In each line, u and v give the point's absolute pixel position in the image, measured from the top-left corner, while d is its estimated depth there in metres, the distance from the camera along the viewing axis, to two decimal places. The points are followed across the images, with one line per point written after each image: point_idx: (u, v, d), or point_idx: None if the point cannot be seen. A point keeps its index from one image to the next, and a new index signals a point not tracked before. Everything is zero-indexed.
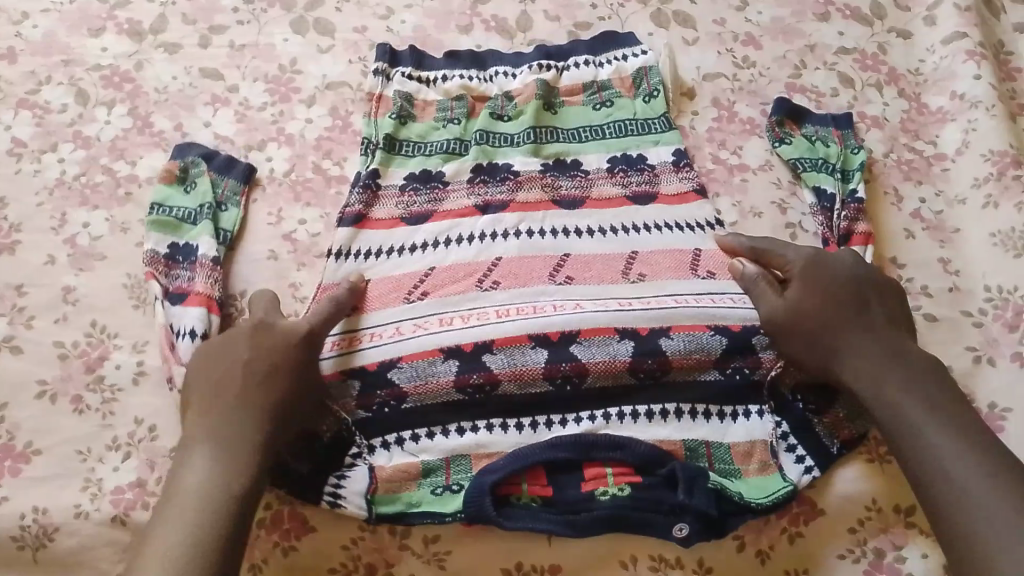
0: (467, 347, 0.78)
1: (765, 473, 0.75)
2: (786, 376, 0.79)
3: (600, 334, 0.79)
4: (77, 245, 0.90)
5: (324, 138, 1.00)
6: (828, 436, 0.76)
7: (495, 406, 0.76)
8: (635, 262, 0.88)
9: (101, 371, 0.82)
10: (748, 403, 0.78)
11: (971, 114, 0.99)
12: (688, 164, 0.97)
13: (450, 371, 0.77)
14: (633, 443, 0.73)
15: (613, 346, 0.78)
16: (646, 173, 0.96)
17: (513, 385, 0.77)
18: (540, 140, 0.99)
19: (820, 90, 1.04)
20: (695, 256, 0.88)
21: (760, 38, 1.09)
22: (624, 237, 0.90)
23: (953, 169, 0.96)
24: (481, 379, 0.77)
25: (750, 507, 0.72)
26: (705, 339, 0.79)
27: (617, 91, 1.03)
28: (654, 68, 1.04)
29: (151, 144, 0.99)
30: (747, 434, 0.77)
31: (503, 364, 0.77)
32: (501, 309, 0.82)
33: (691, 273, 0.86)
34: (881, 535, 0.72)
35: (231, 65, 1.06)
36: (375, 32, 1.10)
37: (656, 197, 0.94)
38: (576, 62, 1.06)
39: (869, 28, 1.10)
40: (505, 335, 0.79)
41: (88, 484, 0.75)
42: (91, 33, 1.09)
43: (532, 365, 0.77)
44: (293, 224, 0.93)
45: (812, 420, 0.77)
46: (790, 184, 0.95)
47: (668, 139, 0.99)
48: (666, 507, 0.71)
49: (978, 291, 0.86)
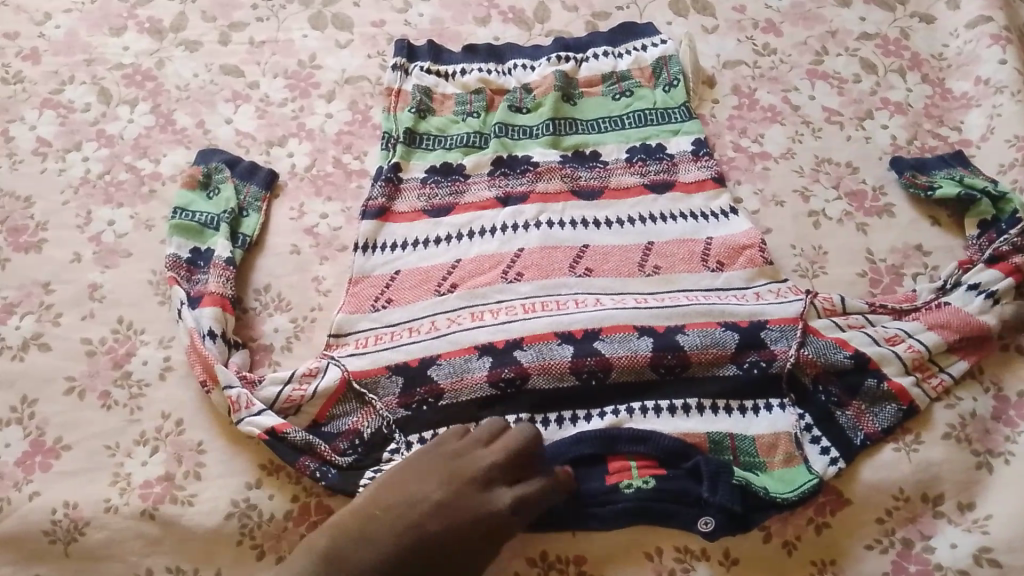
0: (500, 343, 0.79)
1: (790, 465, 0.74)
2: (806, 367, 0.78)
3: (621, 331, 0.79)
4: (102, 242, 0.91)
5: (344, 132, 1.00)
6: (852, 426, 0.75)
7: (522, 401, 0.76)
8: (652, 253, 0.88)
9: (128, 367, 0.83)
10: (770, 396, 0.77)
11: (995, 99, 0.97)
12: (709, 154, 0.96)
13: (484, 366, 0.77)
14: (656, 435, 0.73)
15: (633, 342, 0.78)
16: (664, 162, 0.96)
17: (542, 378, 0.77)
18: (559, 132, 0.99)
19: (842, 76, 1.03)
20: (706, 246, 0.88)
21: (780, 24, 1.08)
22: (639, 229, 0.90)
23: (978, 155, 0.95)
24: (512, 373, 0.77)
25: (776, 503, 0.70)
26: (718, 335, 0.79)
27: (637, 81, 1.03)
28: (674, 57, 1.03)
29: (174, 141, 1.00)
30: (770, 427, 0.76)
31: (533, 358, 0.77)
32: (523, 305, 0.83)
33: (702, 265, 0.87)
34: (909, 525, 0.72)
35: (250, 61, 1.07)
36: (393, 26, 1.10)
37: (673, 188, 0.93)
38: (595, 53, 1.05)
39: (891, 13, 1.09)
40: (533, 332, 0.79)
41: (116, 478, 0.76)
42: (112, 32, 1.10)
43: (559, 359, 0.77)
44: (315, 218, 0.93)
45: (836, 413, 0.76)
46: (813, 170, 0.94)
47: (689, 129, 0.98)
48: (691, 499, 0.71)
49: None
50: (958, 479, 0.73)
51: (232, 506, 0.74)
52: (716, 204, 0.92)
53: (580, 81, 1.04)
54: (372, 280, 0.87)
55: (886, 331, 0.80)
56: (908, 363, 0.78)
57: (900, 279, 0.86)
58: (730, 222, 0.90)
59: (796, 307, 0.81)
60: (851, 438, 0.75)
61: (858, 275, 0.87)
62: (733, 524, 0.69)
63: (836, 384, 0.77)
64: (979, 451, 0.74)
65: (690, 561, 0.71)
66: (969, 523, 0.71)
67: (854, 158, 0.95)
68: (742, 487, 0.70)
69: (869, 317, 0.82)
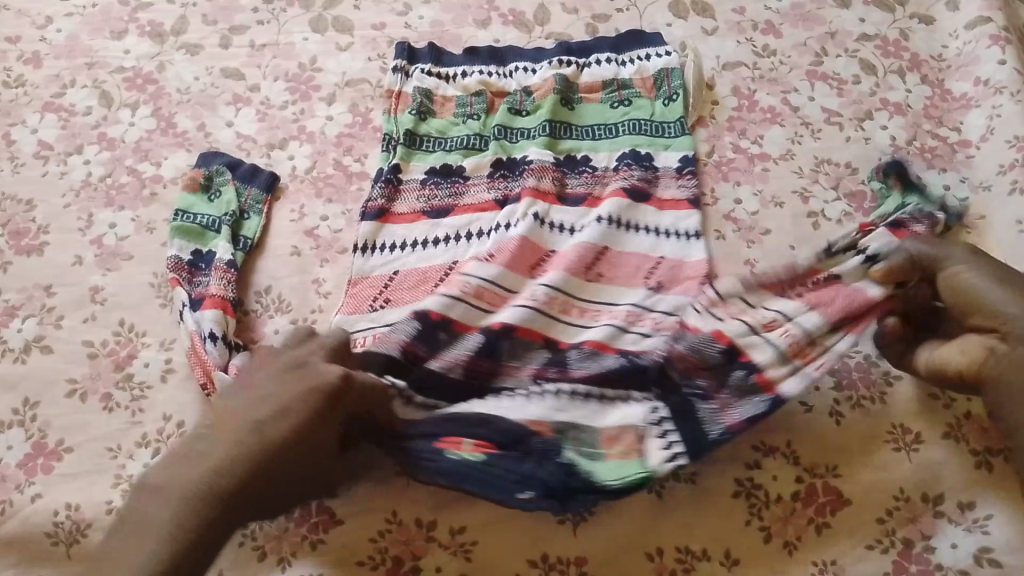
0: (433, 313, 0.79)
1: (628, 457, 0.70)
2: (677, 363, 0.76)
3: (529, 337, 0.79)
4: (103, 245, 0.91)
5: (345, 134, 1.00)
6: (712, 419, 0.72)
7: (414, 375, 0.75)
8: (603, 260, 0.88)
9: (130, 369, 0.83)
10: (636, 392, 0.75)
11: (995, 99, 0.98)
12: (694, 172, 0.95)
13: (409, 330, 0.77)
14: (499, 420, 0.70)
15: (534, 353, 0.78)
16: (648, 173, 0.96)
17: (439, 364, 0.76)
18: (556, 135, 0.99)
19: (842, 77, 1.03)
20: (657, 264, 0.88)
21: (780, 26, 1.08)
22: (610, 229, 0.90)
23: (978, 156, 0.95)
24: (419, 349, 0.76)
25: (599, 488, 0.68)
26: (607, 359, 0.77)
27: (637, 91, 1.03)
28: (677, 69, 1.03)
29: (175, 144, 1.00)
30: (621, 420, 0.73)
31: (447, 345, 0.77)
32: (475, 287, 0.82)
33: (643, 282, 0.86)
34: (910, 525, 0.72)
35: (251, 64, 1.07)
36: (393, 28, 1.11)
37: (649, 201, 0.93)
38: (598, 59, 1.05)
39: (890, 13, 1.09)
40: (461, 318, 0.79)
41: (118, 480, 0.76)
42: (113, 36, 1.10)
43: (462, 351, 0.77)
44: (315, 220, 0.93)
45: (696, 403, 0.73)
46: (812, 171, 0.95)
47: (681, 144, 0.98)
48: (512, 475, 0.68)
49: None
50: (958, 478, 0.73)
51: None
52: (684, 223, 0.91)
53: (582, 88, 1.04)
54: (371, 281, 0.88)
55: (767, 317, 0.78)
56: (784, 348, 0.75)
57: None
58: (690, 244, 0.90)
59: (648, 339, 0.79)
60: (709, 430, 0.71)
61: None
62: (551, 498, 0.68)
63: (704, 378, 0.75)
64: (977, 450, 0.75)
65: (691, 561, 0.71)
66: (970, 523, 0.72)
67: (853, 158, 0.96)
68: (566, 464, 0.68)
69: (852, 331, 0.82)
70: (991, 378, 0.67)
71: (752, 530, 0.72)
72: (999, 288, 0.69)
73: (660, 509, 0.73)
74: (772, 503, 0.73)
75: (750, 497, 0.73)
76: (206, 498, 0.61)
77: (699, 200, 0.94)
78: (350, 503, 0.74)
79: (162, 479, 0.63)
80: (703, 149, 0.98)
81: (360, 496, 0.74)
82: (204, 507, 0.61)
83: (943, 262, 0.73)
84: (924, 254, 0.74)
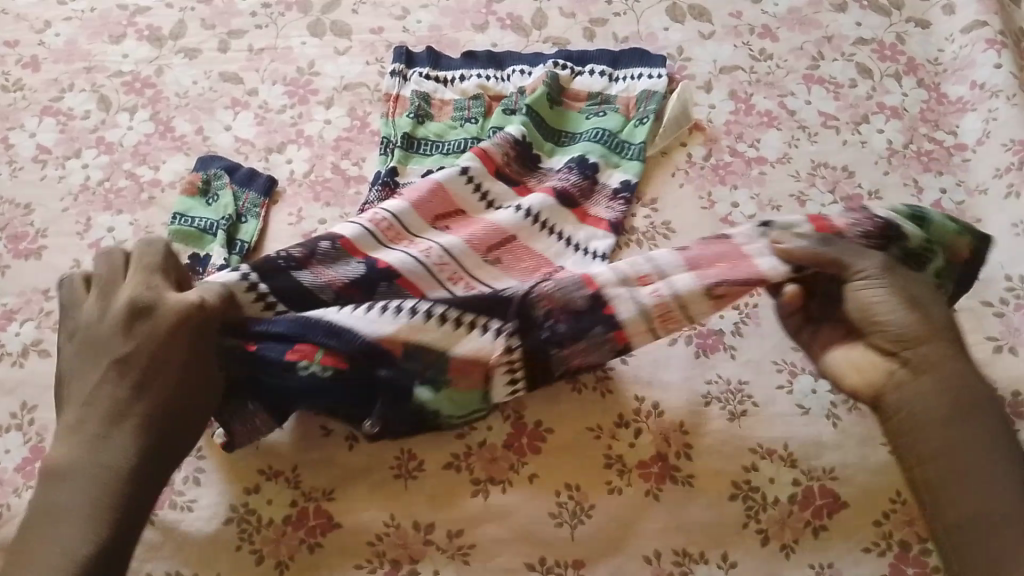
0: (343, 241, 0.78)
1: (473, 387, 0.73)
2: (542, 301, 0.74)
3: (411, 291, 0.78)
4: (102, 249, 0.91)
5: (343, 138, 1.01)
6: (547, 327, 0.74)
7: (287, 290, 0.75)
8: (507, 247, 0.86)
9: None
10: (493, 317, 0.73)
11: (991, 103, 0.98)
12: (630, 199, 0.94)
13: (316, 244, 0.77)
14: (349, 333, 0.70)
15: (406, 300, 0.74)
16: (588, 183, 0.94)
17: (314, 281, 0.76)
18: (533, 123, 0.98)
19: (838, 80, 1.03)
20: (556, 269, 0.86)
21: (777, 30, 1.09)
22: (525, 221, 0.88)
23: (974, 160, 0.95)
24: (302, 257, 0.76)
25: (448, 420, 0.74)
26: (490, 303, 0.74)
27: (617, 107, 1.01)
28: (659, 94, 1.01)
29: (174, 148, 1.00)
30: (474, 349, 0.72)
31: (337, 271, 0.77)
32: (386, 223, 0.82)
33: (535, 279, 0.84)
34: (907, 528, 0.72)
35: (249, 68, 1.07)
36: (391, 33, 1.11)
37: (575, 211, 0.92)
38: (592, 70, 1.05)
39: (887, 17, 1.09)
40: (360, 246, 0.79)
41: None
42: (112, 40, 1.10)
43: (344, 278, 0.77)
44: (313, 224, 0.93)
45: (541, 324, 0.74)
46: (809, 174, 0.95)
47: (630, 167, 0.96)
48: (352, 390, 0.71)
49: (998, 280, 0.85)
50: None
51: (230, 511, 0.74)
52: (595, 244, 0.89)
53: (568, 92, 1.03)
54: None
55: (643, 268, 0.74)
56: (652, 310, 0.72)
57: None
58: (591, 262, 0.88)
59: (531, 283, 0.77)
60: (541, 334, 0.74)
61: None
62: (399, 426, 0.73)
63: (566, 323, 0.73)
64: None
65: (689, 564, 0.71)
66: None
67: (850, 162, 0.96)
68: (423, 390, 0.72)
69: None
70: (897, 400, 0.66)
71: (749, 533, 0.72)
72: (904, 309, 0.67)
73: (657, 511, 0.73)
74: (769, 505, 0.73)
75: (747, 500, 0.73)
76: (125, 483, 0.64)
77: (697, 203, 0.94)
78: (348, 505, 0.74)
79: (67, 465, 0.64)
80: (700, 153, 0.98)
81: (358, 498, 0.74)
82: (128, 489, 0.64)
83: (855, 270, 0.68)
84: (837, 255, 0.69)
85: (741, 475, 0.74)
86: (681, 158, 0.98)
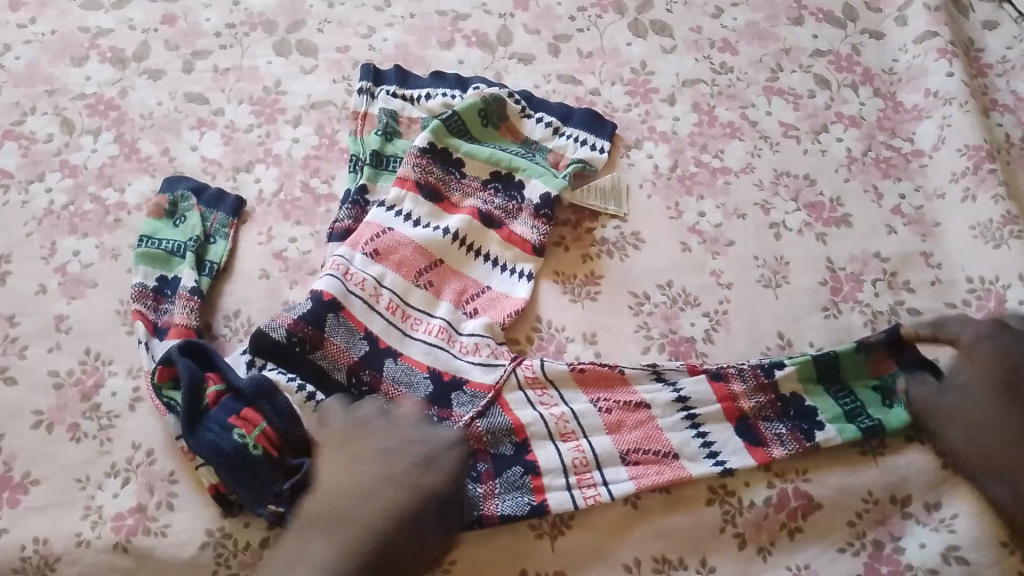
0: (328, 296, 0.82)
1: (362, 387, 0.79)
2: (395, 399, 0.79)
3: (413, 364, 0.82)
4: (67, 273, 0.90)
5: (312, 156, 1.01)
6: (474, 503, 0.73)
7: (301, 365, 0.79)
8: (435, 270, 0.89)
9: (97, 399, 0.81)
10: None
11: (945, 110, 1.01)
12: (549, 215, 0.94)
13: (302, 311, 0.81)
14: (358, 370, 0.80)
15: (355, 341, 0.81)
16: (512, 201, 0.96)
17: (323, 355, 0.80)
18: (449, 128, 0.99)
19: (797, 91, 1.06)
20: (481, 291, 0.90)
21: (736, 43, 1.11)
22: (447, 241, 0.91)
23: (931, 164, 0.99)
24: (309, 334, 0.80)
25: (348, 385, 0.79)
26: (416, 379, 0.81)
27: (547, 157, 1.01)
28: (590, 164, 0.99)
29: (139, 170, 0.99)
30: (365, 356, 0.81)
31: (339, 336, 0.81)
32: (362, 280, 0.85)
33: (459, 308, 0.88)
34: (879, 527, 0.74)
35: (215, 89, 1.07)
36: (357, 51, 1.11)
37: (499, 230, 0.93)
38: (540, 117, 1.04)
39: (842, 29, 1.12)
40: (353, 313, 0.83)
41: (88, 511, 0.75)
42: (75, 62, 1.09)
43: (350, 352, 0.81)
44: (283, 242, 0.93)
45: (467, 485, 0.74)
46: (772, 183, 0.97)
47: (551, 181, 0.97)
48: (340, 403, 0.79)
49: (959, 282, 0.89)
50: (925, 480, 0.76)
51: (206, 535, 0.73)
52: (520, 263, 0.91)
53: (506, 121, 1.03)
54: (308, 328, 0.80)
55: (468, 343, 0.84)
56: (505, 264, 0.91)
57: (860, 286, 0.89)
58: (517, 283, 0.90)
59: (498, 372, 0.81)
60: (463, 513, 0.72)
61: (819, 283, 0.89)
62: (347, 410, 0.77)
63: (489, 461, 0.76)
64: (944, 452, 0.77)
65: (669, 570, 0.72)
66: (936, 523, 0.74)
67: (812, 170, 0.98)
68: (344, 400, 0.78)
69: (812, 342, 0.85)
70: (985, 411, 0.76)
71: (727, 536, 0.74)
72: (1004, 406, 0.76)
73: (637, 519, 0.74)
74: (745, 509, 0.75)
75: (724, 503, 0.75)
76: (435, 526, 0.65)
77: (664, 213, 0.95)
78: None
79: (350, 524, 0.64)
80: (666, 163, 1.00)
81: None
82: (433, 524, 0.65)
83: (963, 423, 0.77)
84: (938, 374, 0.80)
85: (717, 478, 0.76)
86: (646, 170, 0.99)
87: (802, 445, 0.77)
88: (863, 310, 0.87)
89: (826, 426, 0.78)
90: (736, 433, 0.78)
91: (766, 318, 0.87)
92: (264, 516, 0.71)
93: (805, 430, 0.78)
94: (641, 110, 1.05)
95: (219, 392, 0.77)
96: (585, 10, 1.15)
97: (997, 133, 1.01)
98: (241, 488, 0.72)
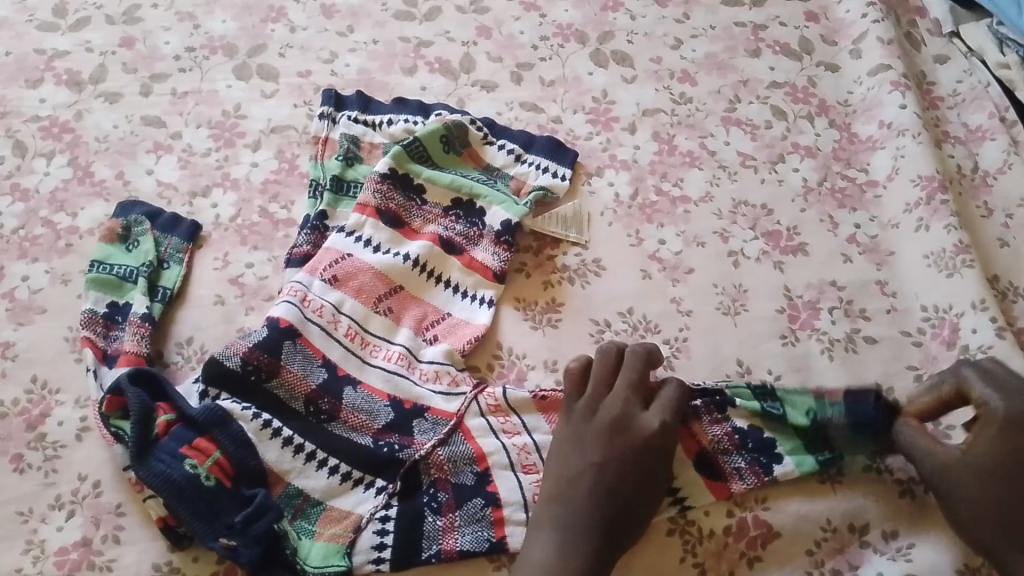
0: (284, 323, 0.81)
1: (324, 415, 0.78)
2: (356, 427, 0.78)
3: (373, 391, 0.81)
4: (15, 299, 0.88)
5: (271, 181, 1.00)
6: (433, 536, 0.73)
7: (256, 393, 0.77)
8: (394, 296, 0.88)
9: (43, 429, 0.79)
10: (380, 476, 0.76)
11: (898, 141, 1.04)
12: (511, 241, 0.94)
13: (257, 339, 0.80)
14: (318, 400, 0.79)
15: (312, 368, 0.80)
16: (474, 227, 0.96)
17: (282, 385, 0.78)
18: (410, 154, 0.99)
19: (755, 122, 1.07)
20: (442, 318, 0.89)
21: (695, 74, 1.12)
22: (408, 268, 0.90)
23: (885, 195, 1.00)
24: (266, 362, 0.78)
25: (305, 416, 0.78)
26: (378, 406, 0.80)
27: (509, 184, 1.01)
28: (552, 192, 0.99)
29: (93, 194, 0.97)
30: (323, 386, 0.80)
31: (296, 363, 0.80)
32: (321, 307, 0.84)
33: (419, 335, 0.87)
34: (838, 556, 0.74)
35: (174, 112, 1.06)
36: (320, 76, 1.11)
37: (460, 256, 0.93)
38: (503, 144, 1.04)
39: (799, 61, 1.15)
40: (311, 340, 0.82)
41: (30, 546, 0.72)
42: (28, 84, 1.07)
43: (308, 380, 0.79)
44: (240, 268, 0.92)
45: (427, 517, 0.74)
46: (731, 212, 0.98)
47: (513, 208, 0.96)
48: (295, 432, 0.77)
49: (914, 311, 0.90)
50: (882, 510, 0.76)
51: (154, 570, 0.71)
52: (482, 289, 0.91)
53: (468, 147, 1.03)
54: (266, 357, 0.79)
55: (429, 369, 0.84)
56: (469, 292, 0.91)
57: (818, 313, 0.90)
58: (478, 309, 0.90)
59: (460, 401, 0.81)
60: (421, 549, 0.72)
61: (777, 311, 0.90)
62: (307, 439, 0.76)
63: (450, 491, 0.76)
64: (903, 479, 0.78)
65: None
66: (893, 552, 0.74)
67: (769, 200, 0.99)
68: (304, 428, 0.77)
69: (770, 369, 0.85)
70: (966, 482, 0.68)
71: (686, 568, 0.73)
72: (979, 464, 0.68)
73: None
74: (704, 538, 0.74)
75: (683, 534, 0.74)
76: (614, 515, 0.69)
77: (625, 241, 0.95)
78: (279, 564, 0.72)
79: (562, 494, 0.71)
80: (626, 192, 1.00)
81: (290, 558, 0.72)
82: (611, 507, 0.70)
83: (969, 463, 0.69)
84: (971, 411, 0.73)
85: (677, 510, 0.75)
86: (607, 197, 1.00)
87: (760, 478, 0.76)
88: (821, 337, 0.88)
89: (785, 459, 0.77)
90: (695, 467, 0.77)
91: (725, 345, 0.87)
92: (216, 549, 0.69)
93: (764, 463, 0.77)
94: (602, 138, 1.06)
95: (170, 420, 0.75)
96: (547, 39, 1.16)
97: (949, 164, 1.04)
98: (193, 519, 0.70)
